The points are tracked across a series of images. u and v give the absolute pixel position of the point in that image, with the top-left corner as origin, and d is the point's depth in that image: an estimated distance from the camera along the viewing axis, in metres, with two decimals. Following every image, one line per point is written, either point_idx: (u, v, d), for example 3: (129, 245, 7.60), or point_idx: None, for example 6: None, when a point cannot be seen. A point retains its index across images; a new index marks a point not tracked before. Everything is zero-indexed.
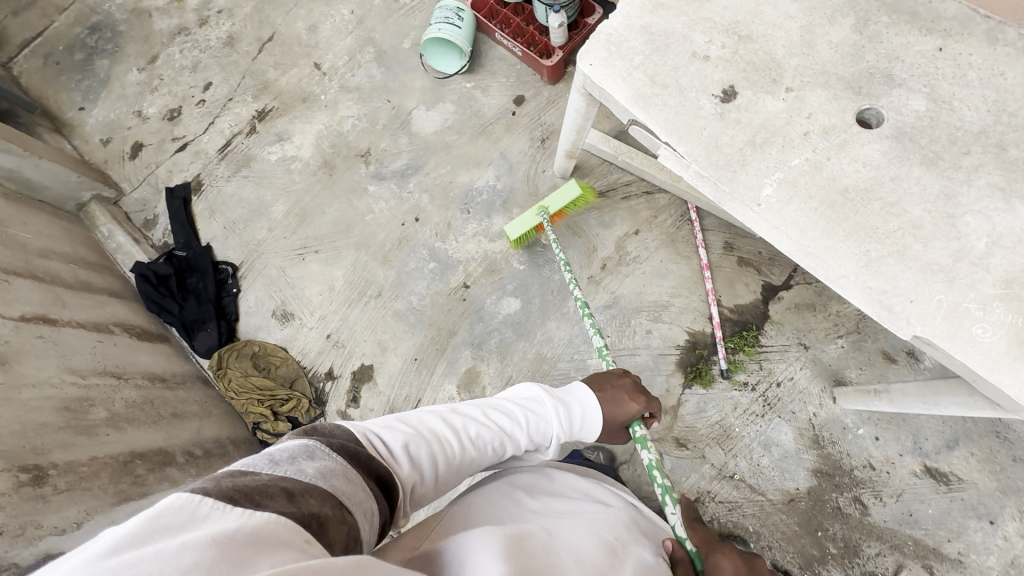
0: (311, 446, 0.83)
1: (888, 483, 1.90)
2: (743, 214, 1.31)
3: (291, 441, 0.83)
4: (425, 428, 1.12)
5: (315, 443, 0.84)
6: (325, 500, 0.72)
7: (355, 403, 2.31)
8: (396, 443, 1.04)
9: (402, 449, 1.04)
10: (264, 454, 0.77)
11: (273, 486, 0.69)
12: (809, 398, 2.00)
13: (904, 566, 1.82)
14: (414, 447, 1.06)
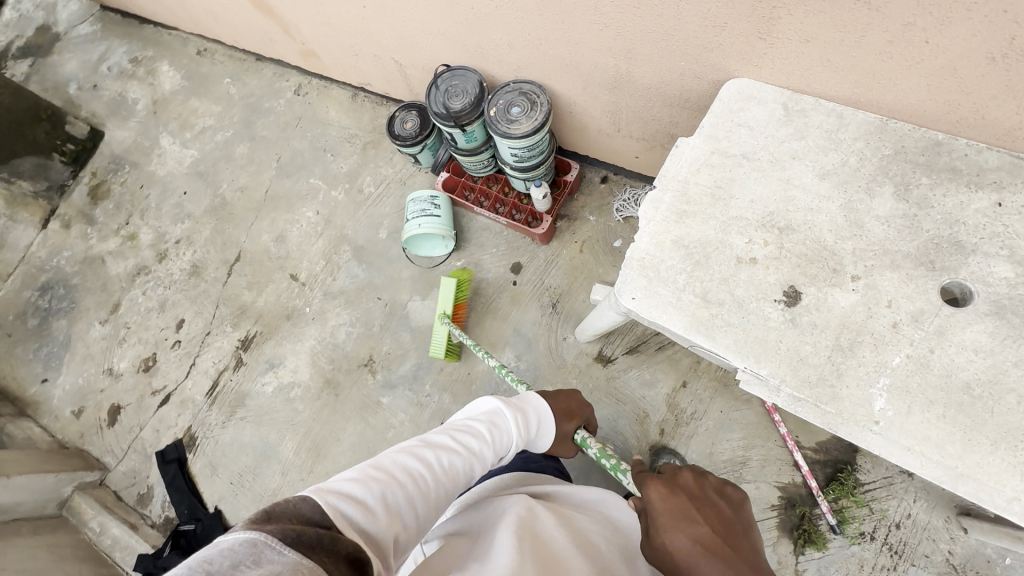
0: (258, 542, 0.69)
1: None
2: (864, 438, 1.14)
3: (230, 538, 0.70)
4: (391, 469, 0.99)
5: (267, 534, 0.71)
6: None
7: None
8: (367, 493, 0.91)
9: (375, 497, 0.92)
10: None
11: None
12: (937, 534, 1.78)
13: None
14: (383, 489, 0.94)
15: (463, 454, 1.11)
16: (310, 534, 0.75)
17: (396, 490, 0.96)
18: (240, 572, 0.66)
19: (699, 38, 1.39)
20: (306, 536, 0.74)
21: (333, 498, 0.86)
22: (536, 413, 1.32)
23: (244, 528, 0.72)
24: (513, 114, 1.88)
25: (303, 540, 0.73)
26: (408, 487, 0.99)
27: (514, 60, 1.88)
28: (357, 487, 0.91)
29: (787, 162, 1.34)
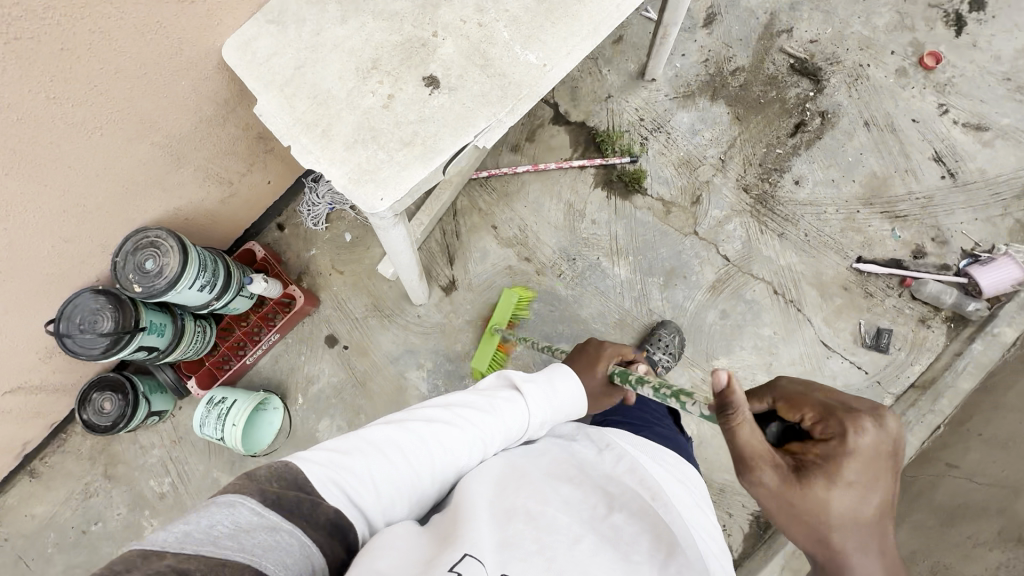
0: (237, 504, 0.74)
1: (718, 49, 2.38)
2: (553, 77, 1.44)
3: (214, 501, 0.74)
4: (382, 443, 1.00)
5: (245, 497, 0.75)
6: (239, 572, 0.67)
7: None
8: (346, 467, 0.92)
9: (356, 468, 0.93)
10: (209, 527, 0.70)
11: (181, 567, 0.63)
12: (652, 97, 2.36)
13: (780, 45, 2.36)
14: (364, 464, 0.95)
15: (464, 421, 1.08)
16: (288, 497, 0.80)
17: (381, 463, 0.97)
18: (242, 530, 0.71)
19: (163, 50, 1.41)
20: (282, 498, 0.79)
21: (314, 461, 0.90)
22: (560, 377, 1.26)
23: (223, 493, 0.76)
24: (150, 268, 1.69)
25: (284, 505, 0.79)
26: (396, 460, 0.98)
27: (91, 241, 1.65)
28: (339, 460, 0.93)
29: (320, 39, 1.49)
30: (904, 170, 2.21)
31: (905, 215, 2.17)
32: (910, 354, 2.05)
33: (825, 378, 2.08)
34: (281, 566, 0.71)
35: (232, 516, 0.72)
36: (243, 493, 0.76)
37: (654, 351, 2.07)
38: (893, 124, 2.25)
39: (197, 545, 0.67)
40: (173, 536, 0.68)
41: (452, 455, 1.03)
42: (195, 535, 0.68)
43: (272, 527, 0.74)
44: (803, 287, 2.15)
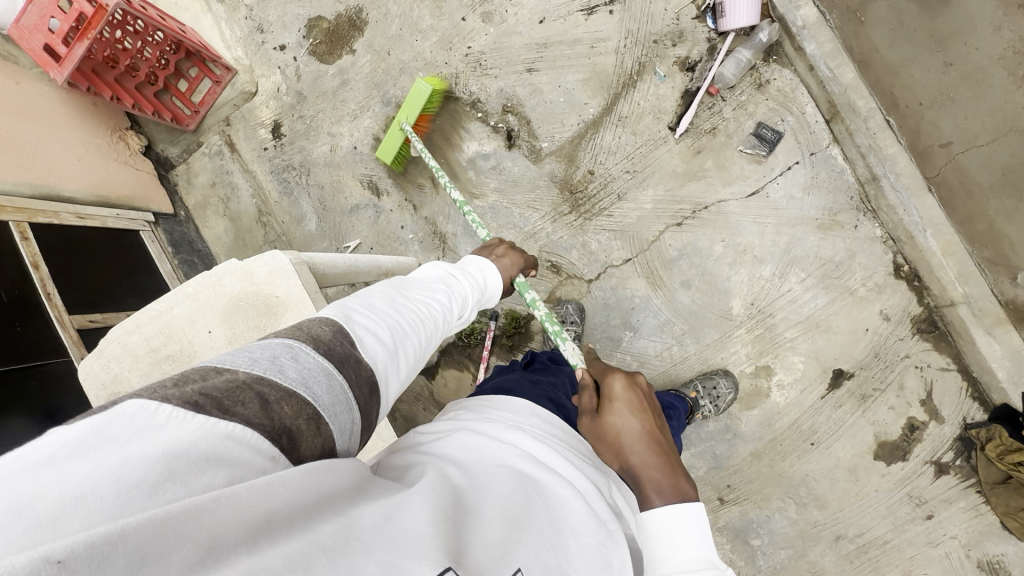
0: (293, 347, 0.61)
1: (407, 190, 2.25)
2: None
3: (269, 342, 0.61)
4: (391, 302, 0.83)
5: (301, 342, 0.62)
6: (302, 413, 0.55)
7: (912, 419, 1.83)
8: (378, 329, 0.74)
9: (388, 341, 0.74)
10: (243, 355, 0.57)
11: (248, 387, 0.52)
12: None
13: (422, 127, 2.22)
14: (401, 338, 0.77)
15: (448, 307, 0.95)
16: (338, 349, 0.65)
17: (404, 332, 0.78)
18: (279, 359, 0.58)
19: None
20: (331, 348, 0.64)
21: (352, 324, 0.71)
22: (487, 273, 1.17)
23: (279, 335, 0.63)
24: None
25: (336, 355, 0.63)
26: (415, 332, 0.81)
27: None
28: (365, 317, 0.75)
29: None
30: (591, 49, 2.04)
31: (642, 64, 1.99)
32: (795, 110, 1.87)
33: (790, 205, 1.89)
34: (331, 414, 0.58)
35: (270, 347, 0.60)
36: (297, 339, 0.63)
37: (700, 395, 1.86)
38: (540, 43, 2.09)
39: (262, 372, 0.55)
40: (237, 359, 0.57)
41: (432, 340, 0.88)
42: (259, 361, 0.57)
43: (326, 373, 0.60)
44: (684, 192, 1.98)
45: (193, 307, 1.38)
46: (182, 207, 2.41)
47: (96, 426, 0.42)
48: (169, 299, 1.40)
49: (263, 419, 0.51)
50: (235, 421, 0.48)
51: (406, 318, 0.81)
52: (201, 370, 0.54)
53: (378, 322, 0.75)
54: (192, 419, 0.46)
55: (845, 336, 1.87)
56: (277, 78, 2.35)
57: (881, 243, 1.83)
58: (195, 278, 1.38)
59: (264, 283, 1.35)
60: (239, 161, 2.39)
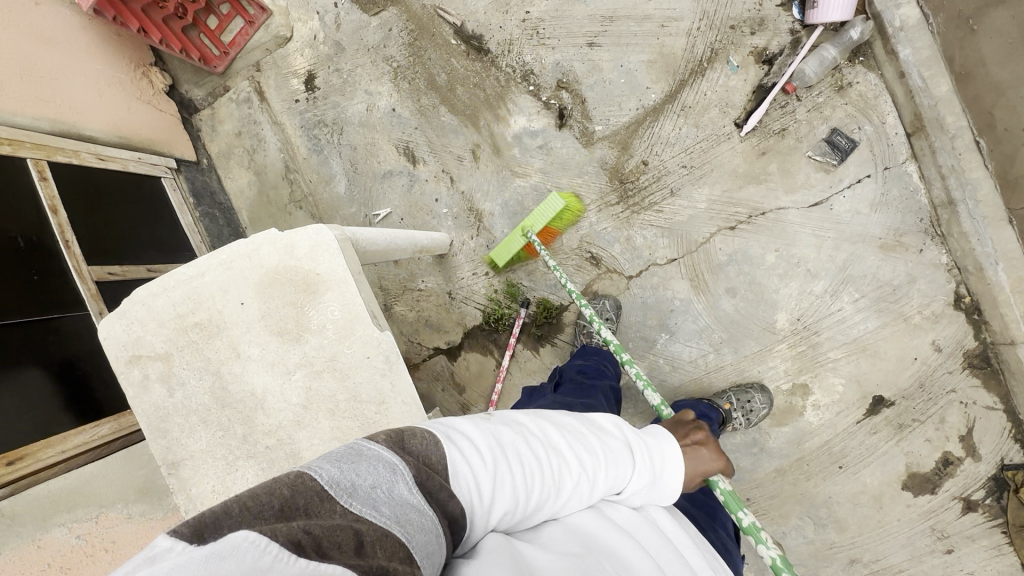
0: (398, 473, 0.58)
1: (445, 161, 2.12)
2: None
3: (376, 453, 0.59)
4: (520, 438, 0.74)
5: (405, 467, 0.60)
6: (395, 555, 0.52)
7: (947, 453, 1.79)
8: (480, 473, 0.66)
9: (485, 478, 0.67)
10: (347, 475, 0.55)
11: (347, 528, 0.50)
12: (467, 252, 2.14)
13: (467, 95, 2.07)
14: (503, 469, 0.69)
15: (588, 473, 0.77)
16: (434, 479, 0.62)
17: (506, 455, 0.71)
18: (378, 489, 0.55)
19: None
20: (430, 479, 0.61)
21: (456, 459, 0.65)
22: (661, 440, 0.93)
23: (386, 446, 0.60)
24: None
25: (430, 490, 0.60)
26: (523, 486, 0.70)
27: None
28: (474, 451, 0.68)
29: None
30: (660, 28, 1.88)
31: (714, 50, 1.84)
32: (875, 119, 1.74)
33: (853, 220, 1.79)
34: (424, 554, 0.55)
35: (374, 469, 0.57)
36: (403, 459, 0.60)
37: (734, 408, 1.80)
38: (604, 16, 1.93)
39: (362, 505, 0.53)
40: (343, 480, 0.55)
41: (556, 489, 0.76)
42: (360, 489, 0.54)
43: (423, 513, 0.57)
44: (742, 195, 1.86)
45: (225, 277, 1.29)
46: (204, 155, 2.27)
47: (211, 557, 0.40)
48: (199, 266, 1.30)
49: (357, 564, 0.48)
50: (334, 564, 0.46)
51: (511, 442, 0.73)
52: (305, 489, 0.52)
53: (478, 451, 0.68)
54: (295, 562, 0.44)
55: (891, 363, 1.80)
56: (315, 25, 2.19)
57: (945, 270, 1.73)
58: (228, 246, 1.28)
59: (304, 259, 1.26)
60: (268, 112, 2.24)
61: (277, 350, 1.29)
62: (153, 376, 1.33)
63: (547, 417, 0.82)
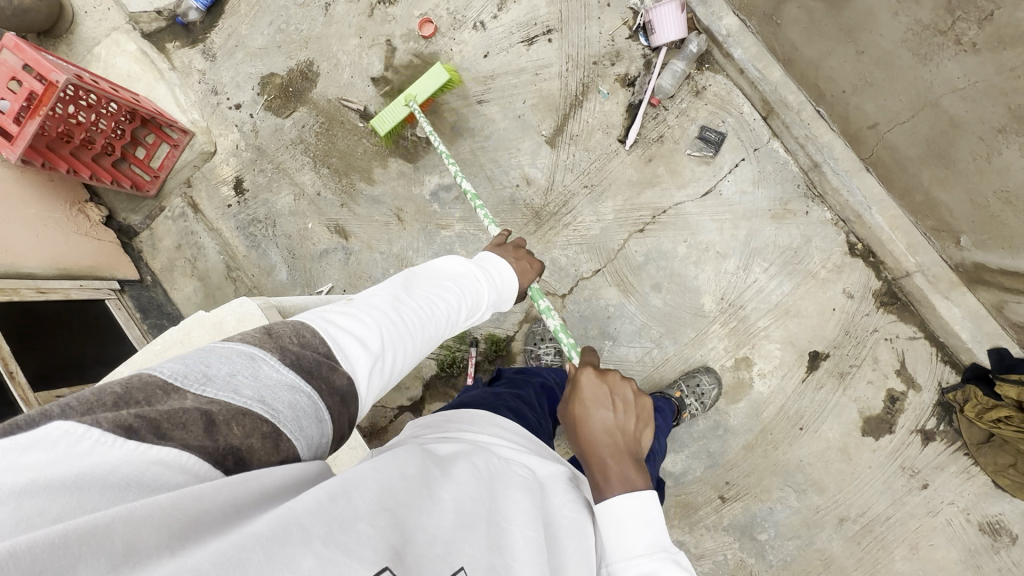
0: (258, 358, 0.61)
1: (374, 230, 2.27)
2: None
3: (234, 348, 0.62)
4: (397, 310, 0.85)
5: (264, 351, 0.62)
6: (256, 431, 0.55)
7: (891, 390, 1.87)
8: (363, 334, 0.75)
9: (376, 339, 0.76)
10: (202, 369, 0.58)
11: (195, 410, 0.53)
12: None
13: (382, 168, 2.26)
14: (391, 333, 0.80)
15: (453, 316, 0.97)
16: (306, 358, 0.65)
17: (389, 329, 0.81)
18: (234, 377, 0.58)
19: None
20: (301, 359, 0.64)
21: (339, 334, 0.72)
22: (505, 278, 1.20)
23: (242, 341, 0.63)
24: None
25: (303, 366, 0.63)
26: (410, 337, 0.84)
27: None
28: (355, 321, 0.77)
29: None
30: (536, 76, 2.13)
31: (585, 84, 2.09)
32: (734, 112, 1.98)
33: (743, 199, 1.97)
34: (296, 430, 0.58)
35: (228, 360, 0.60)
36: (262, 347, 0.63)
37: (688, 397, 1.90)
38: (486, 76, 2.17)
39: (216, 391, 0.56)
40: (193, 373, 0.57)
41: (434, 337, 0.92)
42: (216, 377, 0.57)
43: (292, 390, 0.60)
44: (642, 199, 2.04)
45: (161, 366, 1.36)
46: (149, 273, 2.38)
47: (15, 447, 0.43)
48: (135, 361, 1.36)
49: (206, 442, 0.51)
50: (171, 446, 0.49)
51: (398, 320, 0.83)
52: (150, 385, 0.54)
53: (366, 322, 0.78)
54: (120, 444, 0.46)
55: (815, 318, 1.92)
56: (235, 137, 2.39)
57: (833, 225, 1.91)
58: (161, 337, 1.36)
59: (233, 332, 1.34)
60: (203, 221, 2.39)
61: None
62: None
63: (424, 295, 0.95)
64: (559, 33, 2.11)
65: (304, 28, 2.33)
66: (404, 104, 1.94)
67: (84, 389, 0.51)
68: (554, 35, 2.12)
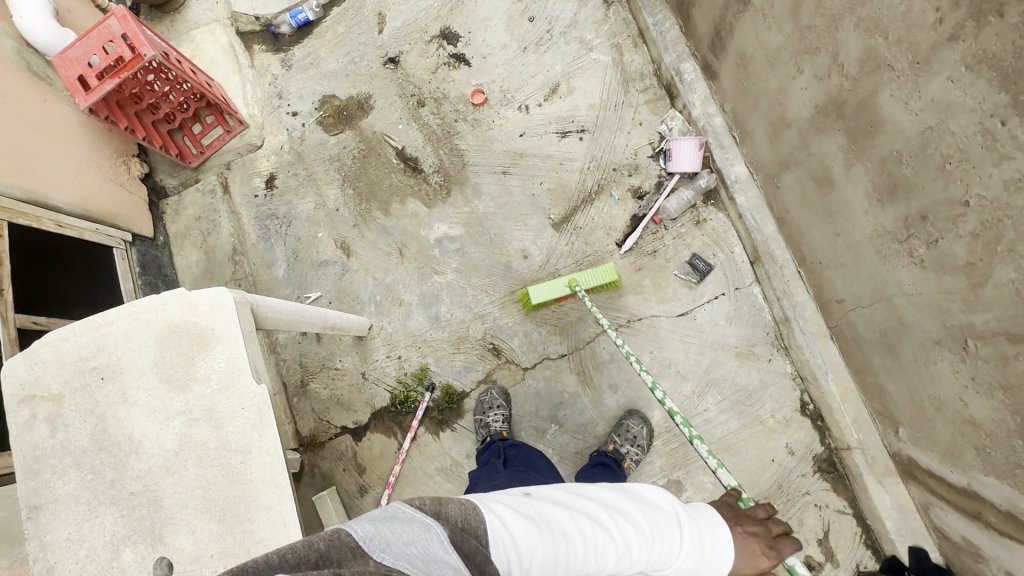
0: (431, 532, 0.76)
1: (375, 256, 2.41)
2: None
3: (413, 518, 0.78)
4: (553, 509, 0.96)
5: (437, 528, 0.78)
6: None
7: (809, 557, 1.87)
8: (516, 528, 0.87)
9: (518, 533, 0.86)
10: (385, 534, 0.73)
11: (382, 573, 0.65)
12: (383, 336, 2.33)
13: (399, 204, 2.43)
14: (536, 527, 0.89)
15: (621, 533, 0.98)
16: (466, 543, 0.79)
17: (539, 528, 0.89)
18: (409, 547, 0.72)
19: None
20: (463, 541, 0.79)
21: (495, 522, 0.86)
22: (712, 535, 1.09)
23: (420, 513, 0.79)
24: None
25: (464, 548, 0.78)
26: (559, 541, 0.89)
27: None
28: (513, 515, 0.90)
29: None
30: (559, 166, 2.32)
31: (600, 185, 2.26)
32: (725, 249, 2.12)
33: (714, 330, 2.07)
34: None
35: (408, 531, 0.75)
36: (437, 523, 0.79)
37: (622, 444, 1.96)
38: (516, 152, 2.37)
39: (392, 558, 0.69)
40: (377, 537, 0.72)
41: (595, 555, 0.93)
42: (393, 545, 0.71)
43: (454, 569, 0.73)
44: (622, 302, 2.15)
45: (129, 327, 1.45)
46: (163, 234, 2.54)
47: None
48: (108, 315, 1.47)
49: None
50: None
51: (550, 519, 0.93)
52: (344, 546, 0.70)
53: (523, 515, 0.91)
54: None
55: (753, 463, 1.95)
56: (282, 139, 2.61)
57: (791, 379, 1.99)
58: (138, 301, 1.47)
59: (203, 315, 1.44)
60: (228, 203, 2.57)
61: (162, 396, 1.42)
62: (41, 417, 1.43)
63: (579, 498, 1.03)
64: (591, 136, 2.31)
65: (373, 66, 2.59)
66: (565, 287, 2.07)
67: (301, 544, 0.68)
68: (587, 136, 2.32)
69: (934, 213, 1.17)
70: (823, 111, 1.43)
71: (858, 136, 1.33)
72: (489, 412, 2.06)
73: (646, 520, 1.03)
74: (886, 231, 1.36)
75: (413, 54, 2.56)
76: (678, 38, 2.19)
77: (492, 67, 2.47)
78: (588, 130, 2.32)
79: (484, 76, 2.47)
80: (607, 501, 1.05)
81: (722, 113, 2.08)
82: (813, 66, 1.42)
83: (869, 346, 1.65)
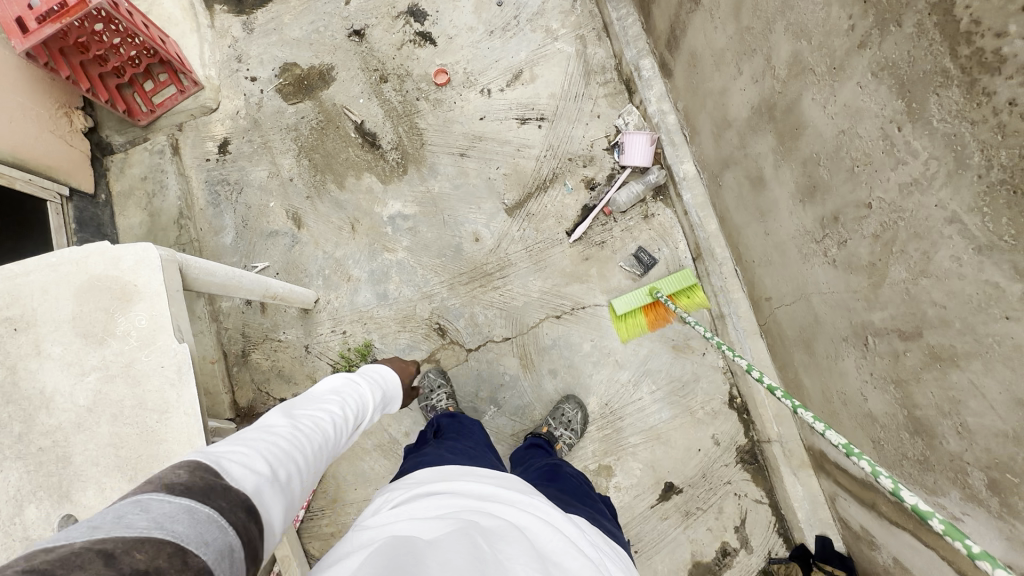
0: (142, 497, 0.58)
1: (325, 230, 2.38)
2: None
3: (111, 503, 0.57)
4: (265, 429, 0.86)
5: (150, 492, 0.59)
6: (161, 552, 0.53)
7: (725, 543, 1.95)
8: (246, 458, 0.74)
9: (252, 460, 0.74)
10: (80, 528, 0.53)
11: (87, 550, 0.50)
12: (329, 310, 2.31)
13: (354, 179, 2.41)
14: (263, 448, 0.79)
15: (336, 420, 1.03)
16: (200, 485, 0.63)
17: (266, 449, 0.79)
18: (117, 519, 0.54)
19: None
20: (194, 485, 0.62)
21: (221, 458, 0.71)
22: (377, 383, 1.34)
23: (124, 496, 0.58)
24: None
25: (203, 491, 0.62)
26: (293, 449, 0.84)
27: None
28: (237, 448, 0.75)
29: None
30: (516, 152, 2.33)
31: (555, 174, 2.29)
32: (670, 245, 2.18)
33: (653, 322, 2.13)
34: (202, 542, 0.56)
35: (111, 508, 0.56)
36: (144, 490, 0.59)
37: (557, 428, 1.98)
38: (475, 135, 2.37)
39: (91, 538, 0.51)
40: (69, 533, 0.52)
41: (328, 439, 0.96)
42: (99, 526, 0.53)
43: (206, 512, 0.59)
44: (567, 290, 2.19)
45: (47, 277, 1.41)
46: (105, 192, 2.45)
47: None
48: (24, 264, 1.41)
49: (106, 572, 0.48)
50: None
51: (269, 434, 0.84)
52: None
53: (242, 443, 0.78)
54: None
55: (679, 452, 2.02)
56: (239, 104, 2.55)
57: (722, 373, 2.06)
58: (58, 251, 1.42)
59: (127, 270, 1.41)
60: (177, 165, 2.49)
61: (78, 350, 1.39)
62: None
63: (290, 412, 0.97)
64: (550, 124, 2.33)
65: (337, 37, 2.54)
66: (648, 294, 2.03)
67: None
68: (546, 125, 2.34)
69: (844, 214, 1.24)
70: (757, 112, 1.49)
71: (785, 137, 1.38)
72: (433, 394, 2.05)
73: (334, 411, 1.07)
74: (806, 231, 1.42)
75: (378, 28, 2.53)
76: (639, 34, 2.23)
77: (457, 49, 2.46)
78: (547, 119, 2.34)
79: (448, 57, 2.46)
80: (306, 408, 1.02)
81: (676, 111, 2.13)
82: (750, 67, 1.47)
83: (790, 343, 1.73)
